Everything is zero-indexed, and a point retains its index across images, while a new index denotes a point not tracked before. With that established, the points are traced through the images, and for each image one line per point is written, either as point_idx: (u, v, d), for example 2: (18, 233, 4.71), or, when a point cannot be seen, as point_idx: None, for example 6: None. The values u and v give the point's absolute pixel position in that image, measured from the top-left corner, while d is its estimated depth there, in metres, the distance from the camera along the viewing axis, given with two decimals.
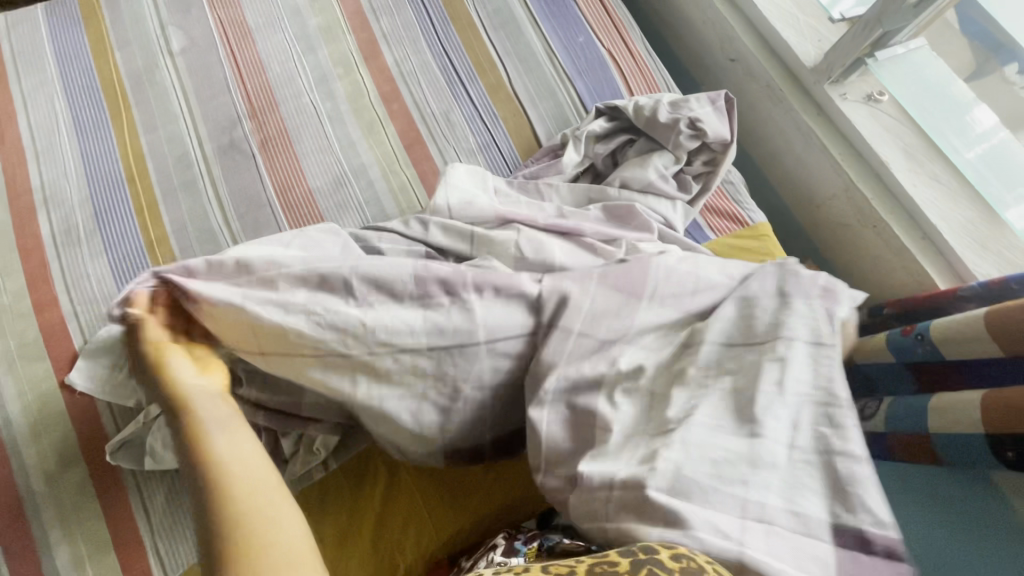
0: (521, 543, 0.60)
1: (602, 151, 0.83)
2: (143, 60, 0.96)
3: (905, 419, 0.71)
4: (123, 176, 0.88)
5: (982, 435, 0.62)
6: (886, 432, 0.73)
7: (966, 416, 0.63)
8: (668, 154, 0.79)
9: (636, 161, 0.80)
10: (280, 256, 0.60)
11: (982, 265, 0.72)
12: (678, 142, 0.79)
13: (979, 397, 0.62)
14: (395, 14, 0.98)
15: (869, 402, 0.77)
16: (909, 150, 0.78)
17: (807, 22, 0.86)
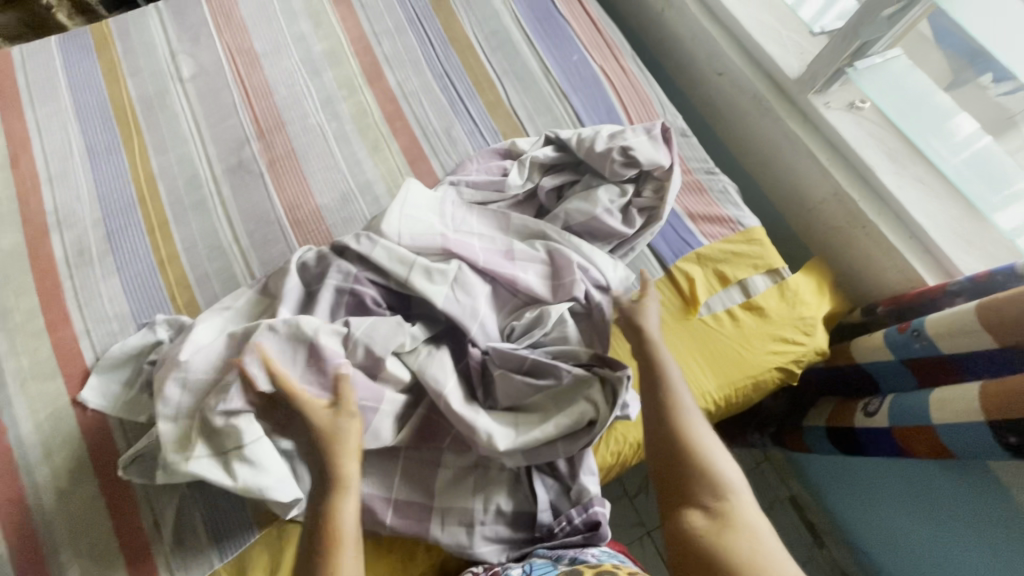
0: None
1: (547, 184, 0.84)
2: (154, 86, 0.99)
3: (908, 413, 0.72)
4: (134, 197, 0.91)
5: (982, 424, 0.63)
6: (890, 427, 0.75)
7: (964, 405, 0.65)
8: (613, 187, 0.82)
9: (582, 195, 0.82)
10: (208, 357, 0.68)
11: (968, 260, 0.75)
12: (614, 171, 0.81)
13: (976, 389, 0.64)
14: (397, 38, 1.03)
15: (874, 399, 0.81)
16: (892, 153, 0.82)
17: (788, 37, 0.91)
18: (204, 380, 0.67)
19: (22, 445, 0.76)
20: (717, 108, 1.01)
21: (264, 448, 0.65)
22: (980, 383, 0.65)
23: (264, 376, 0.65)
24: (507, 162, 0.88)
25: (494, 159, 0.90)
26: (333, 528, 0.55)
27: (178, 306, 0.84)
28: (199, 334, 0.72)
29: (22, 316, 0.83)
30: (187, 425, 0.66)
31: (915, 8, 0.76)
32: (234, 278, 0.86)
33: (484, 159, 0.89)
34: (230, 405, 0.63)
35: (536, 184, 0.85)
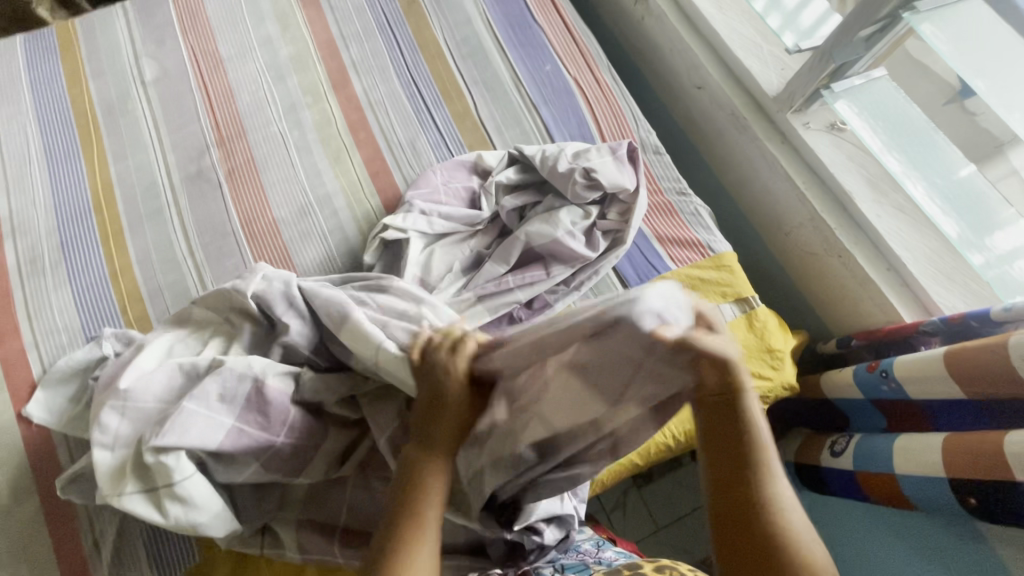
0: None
1: (508, 204, 0.81)
2: (116, 89, 0.97)
3: (872, 459, 0.69)
4: (91, 205, 0.89)
5: (944, 480, 0.59)
6: (855, 472, 0.72)
7: (925, 458, 0.61)
8: (576, 210, 0.78)
9: (543, 217, 0.78)
10: (160, 388, 0.64)
11: (946, 297, 0.70)
12: (576, 193, 0.77)
13: (940, 442, 0.60)
14: (365, 43, 0.99)
15: (841, 439, 0.77)
16: (873, 179, 0.78)
17: (769, 51, 0.86)
18: (149, 410, 0.63)
19: None
20: (696, 122, 0.96)
21: (197, 486, 0.59)
22: (943, 436, 0.61)
23: (205, 414, 0.60)
24: (472, 182, 0.85)
25: (459, 177, 0.86)
26: (411, 514, 0.52)
27: (128, 319, 0.83)
28: (146, 353, 0.67)
29: None
30: (124, 458, 0.61)
31: (897, 27, 0.69)
32: (186, 292, 0.84)
33: (451, 174, 0.85)
34: (159, 443, 0.57)
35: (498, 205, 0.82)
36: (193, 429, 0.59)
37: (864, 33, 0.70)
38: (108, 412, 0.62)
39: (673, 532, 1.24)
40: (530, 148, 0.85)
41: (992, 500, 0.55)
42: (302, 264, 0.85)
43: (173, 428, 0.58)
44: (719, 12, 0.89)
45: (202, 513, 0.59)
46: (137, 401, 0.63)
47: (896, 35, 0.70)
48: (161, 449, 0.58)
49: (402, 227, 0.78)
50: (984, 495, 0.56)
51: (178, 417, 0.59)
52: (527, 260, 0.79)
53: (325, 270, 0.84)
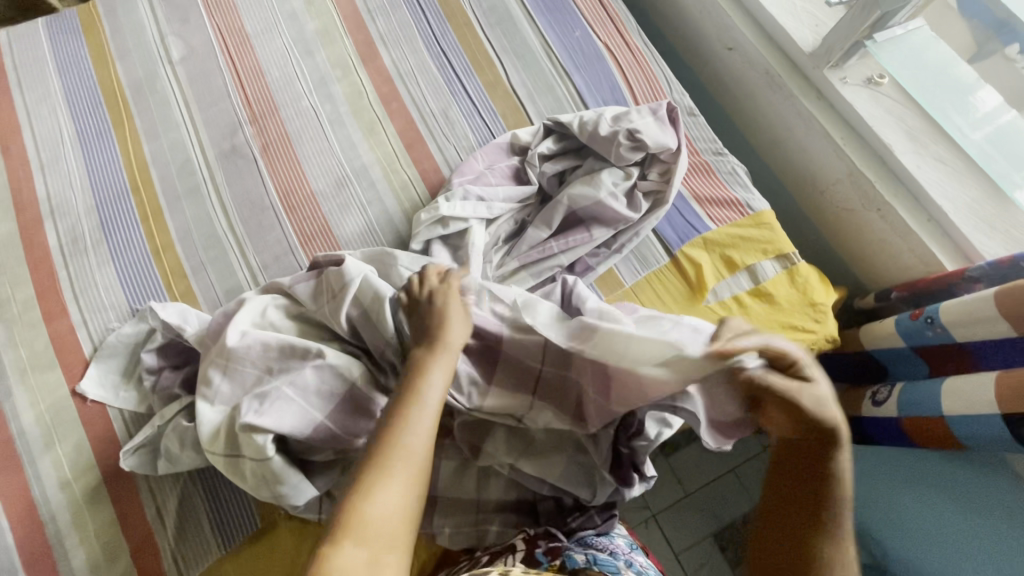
0: (542, 552, 0.66)
1: (548, 170, 0.82)
2: (143, 69, 0.97)
3: (919, 405, 0.70)
4: (128, 185, 0.89)
5: (998, 417, 0.61)
6: (900, 418, 0.73)
7: (977, 397, 0.63)
8: (617, 171, 0.79)
9: (586, 179, 0.79)
10: (262, 352, 0.67)
11: (989, 245, 0.71)
12: (619, 155, 0.77)
13: (992, 380, 0.62)
14: (392, 14, 0.99)
15: (883, 389, 0.78)
16: (912, 131, 0.78)
17: (803, 8, 0.86)
18: (250, 374, 0.66)
19: (24, 436, 0.76)
20: (726, 85, 0.96)
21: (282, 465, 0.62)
22: (994, 374, 0.62)
23: (300, 405, 0.63)
24: (512, 159, 0.85)
25: (499, 156, 0.86)
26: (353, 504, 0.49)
27: (173, 295, 0.83)
28: (245, 316, 0.70)
29: (18, 307, 0.82)
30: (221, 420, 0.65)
31: None
32: (229, 267, 0.85)
33: (490, 152, 0.86)
34: (256, 417, 0.61)
35: (538, 174, 0.82)
36: (288, 413, 0.62)
37: None
38: (213, 371, 0.66)
39: (702, 495, 1.26)
40: (566, 115, 0.85)
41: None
42: (343, 236, 0.85)
43: (276, 402, 0.63)
44: None
45: (284, 487, 0.62)
46: (237, 364, 0.66)
47: None
48: (254, 421, 0.61)
49: (462, 217, 0.77)
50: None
51: (275, 399, 0.63)
52: (569, 224, 0.80)
53: (366, 241, 0.85)
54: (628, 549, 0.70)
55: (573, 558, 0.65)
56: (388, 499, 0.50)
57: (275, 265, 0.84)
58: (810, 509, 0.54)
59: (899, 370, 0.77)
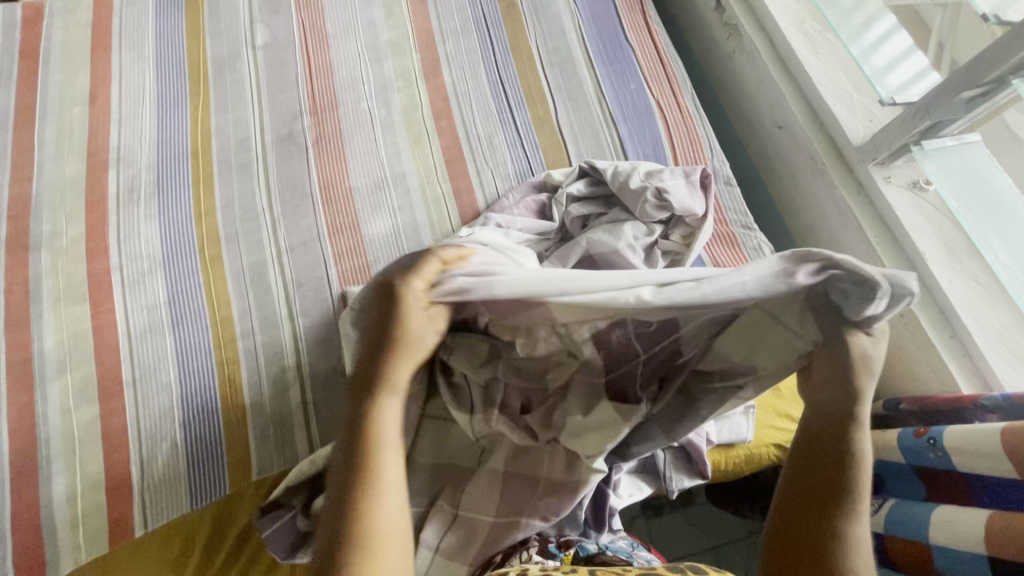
0: (557, 547, 0.67)
1: (574, 211, 0.83)
2: (228, 49, 1.05)
3: (905, 525, 0.67)
4: (188, 149, 0.96)
5: (982, 557, 0.58)
6: (883, 535, 0.69)
7: (964, 532, 0.60)
8: (640, 226, 0.79)
9: (609, 228, 0.79)
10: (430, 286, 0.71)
11: (1012, 376, 0.68)
12: (643, 211, 0.78)
13: (982, 517, 0.59)
14: (461, 38, 1.04)
15: (872, 500, 0.74)
16: (949, 245, 0.76)
17: (858, 101, 0.86)
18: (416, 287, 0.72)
19: (42, 358, 0.82)
20: (771, 161, 0.96)
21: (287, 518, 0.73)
22: (987, 512, 0.59)
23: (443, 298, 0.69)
24: (543, 196, 0.88)
25: (530, 193, 0.89)
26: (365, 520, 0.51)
27: (204, 258, 0.89)
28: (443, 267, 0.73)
29: (68, 240, 0.89)
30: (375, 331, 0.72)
31: (1001, 93, 0.67)
32: (260, 242, 0.90)
33: (521, 187, 0.89)
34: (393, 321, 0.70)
35: (563, 212, 0.84)
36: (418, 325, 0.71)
37: (966, 95, 0.69)
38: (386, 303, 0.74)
39: None
40: (602, 162, 0.86)
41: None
42: (370, 235, 0.89)
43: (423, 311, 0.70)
44: (814, 56, 0.89)
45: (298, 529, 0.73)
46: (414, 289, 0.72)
47: (996, 106, 0.69)
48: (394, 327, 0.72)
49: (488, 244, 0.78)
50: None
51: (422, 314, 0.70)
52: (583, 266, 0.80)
53: (388, 244, 0.89)
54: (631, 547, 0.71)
55: (586, 547, 0.67)
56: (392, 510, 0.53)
57: (302, 249, 0.89)
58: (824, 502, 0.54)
59: (893, 486, 0.72)
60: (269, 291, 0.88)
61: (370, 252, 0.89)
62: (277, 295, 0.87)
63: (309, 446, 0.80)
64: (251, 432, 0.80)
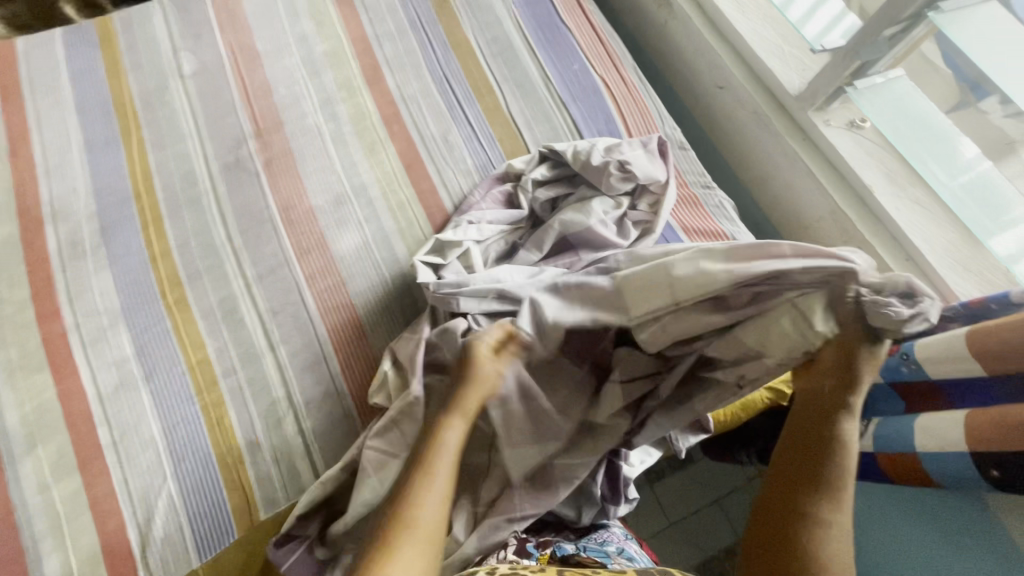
0: (534, 546, 0.69)
1: (541, 196, 0.84)
2: (154, 82, 1.00)
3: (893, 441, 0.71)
4: (130, 193, 0.91)
5: (966, 454, 0.62)
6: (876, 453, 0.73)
7: (947, 433, 0.64)
8: (608, 200, 0.80)
9: (578, 208, 0.81)
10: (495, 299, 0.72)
11: (963, 285, 0.74)
12: (609, 185, 0.80)
13: (963, 417, 0.63)
14: (398, 40, 1.03)
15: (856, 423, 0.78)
16: (891, 175, 0.81)
17: (789, 52, 0.90)
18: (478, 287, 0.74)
19: (6, 436, 0.76)
20: (717, 121, 1.00)
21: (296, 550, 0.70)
22: (965, 412, 0.63)
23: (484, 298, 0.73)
24: (507, 187, 0.88)
25: (494, 186, 0.89)
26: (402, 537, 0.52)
27: (167, 302, 0.85)
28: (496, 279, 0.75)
29: (12, 307, 0.83)
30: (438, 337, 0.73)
31: (917, 29, 0.73)
32: (225, 277, 0.87)
33: (485, 182, 0.90)
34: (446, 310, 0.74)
35: (530, 199, 0.85)
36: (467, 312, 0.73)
37: (888, 33, 0.74)
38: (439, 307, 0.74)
39: (684, 524, 1.27)
40: (560, 144, 0.87)
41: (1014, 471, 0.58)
42: (339, 252, 0.88)
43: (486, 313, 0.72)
44: (742, 15, 0.93)
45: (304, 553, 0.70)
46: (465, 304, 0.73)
47: (914, 40, 0.75)
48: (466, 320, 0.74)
49: (458, 241, 0.80)
50: (1007, 468, 0.59)
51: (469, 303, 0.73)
52: (560, 248, 0.81)
53: (361, 257, 0.87)
54: (624, 537, 0.73)
55: (562, 548, 0.68)
56: (432, 505, 0.55)
57: (271, 276, 0.87)
58: (806, 482, 0.58)
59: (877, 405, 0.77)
60: (243, 325, 0.84)
61: (343, 268, 0.87)
62: (252, 328, 0.84)
63: (313, 473, 0.78)
64: (252, 470, 0.77)
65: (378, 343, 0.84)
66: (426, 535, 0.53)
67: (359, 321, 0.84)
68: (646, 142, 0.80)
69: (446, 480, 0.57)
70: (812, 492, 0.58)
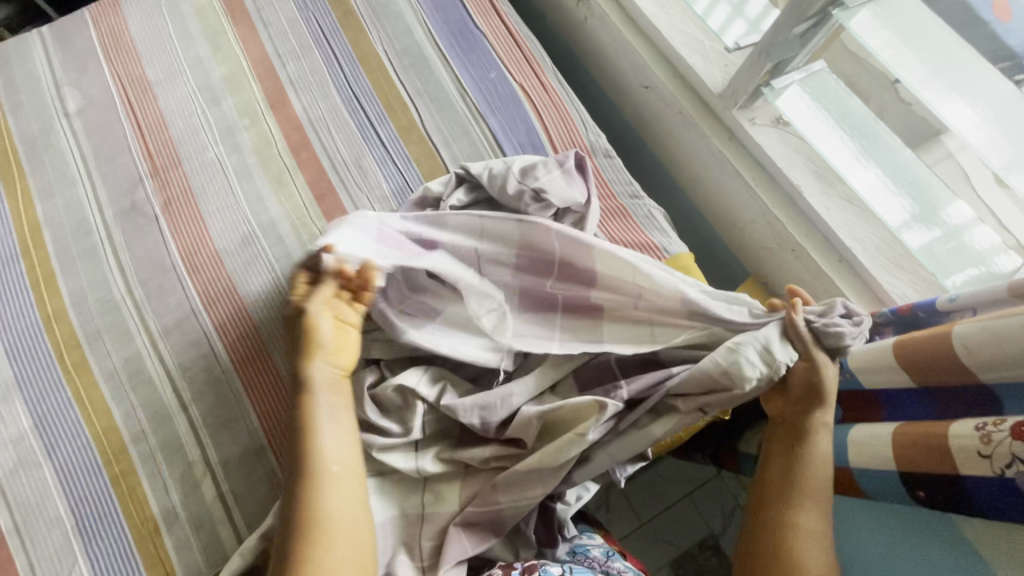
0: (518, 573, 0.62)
1: None
2: (37, 123, 0.91)
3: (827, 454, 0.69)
4: (18, 249, 0.84)
5: (896, 475, 0.60)
6: None
7: (878, 453, 0.62)
8: None
9: None
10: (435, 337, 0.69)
11: (897, 286, 0.71)
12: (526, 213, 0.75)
13: (890, 434, 0.61)
14: (302, 58, 0.96)
15: None
16: (821, 171, 0.78)
17: (711, 48, 0.85)
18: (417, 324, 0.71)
19: None
20: (646, 122, 0.95)
21: None
22: (897, 426, 0.61)
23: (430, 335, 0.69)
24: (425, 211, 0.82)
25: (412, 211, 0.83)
26: (315, 514, 0.56)
27: (66, 367, 0.79)
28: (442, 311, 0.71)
29: None
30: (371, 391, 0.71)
31: (826, 25, 0.69)
32: (128, 333, 0.81)
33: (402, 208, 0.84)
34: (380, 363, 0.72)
35: None
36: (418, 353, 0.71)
37: (797, 31, 0.70)
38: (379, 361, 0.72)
39: (655, 525, 1.24)
40: (477, 164, 0.82)
41: (940, 492, 0.56)
42: (250, 296, 0.82)
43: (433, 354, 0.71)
44: (659, 9, 0.88)
45: None
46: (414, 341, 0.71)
47: (827, 34, 0.71)
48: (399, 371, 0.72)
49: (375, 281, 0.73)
50: (930, 488, 0.57)
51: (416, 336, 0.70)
52: None
53: (272, 300, 0.82)
54: (605, 558, 0.69)
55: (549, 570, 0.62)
56: (344, 496, 0.58)
57: (178, 329, 0.81)
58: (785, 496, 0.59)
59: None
60: (151, 384, 0.79)
61: (256, 314, 0.81)
62: (161, 387, 0.79)
63: (235, 538, 0.73)
64: (169, 542, 0.72)
65: (297, 393, 0.78)
66: (336, 511, 0.57)
67: (275, 370, 0.79)
68: (560, 161, 0.74)
69: (338, 454, 0.60)
70: (804, 504, 0.59)
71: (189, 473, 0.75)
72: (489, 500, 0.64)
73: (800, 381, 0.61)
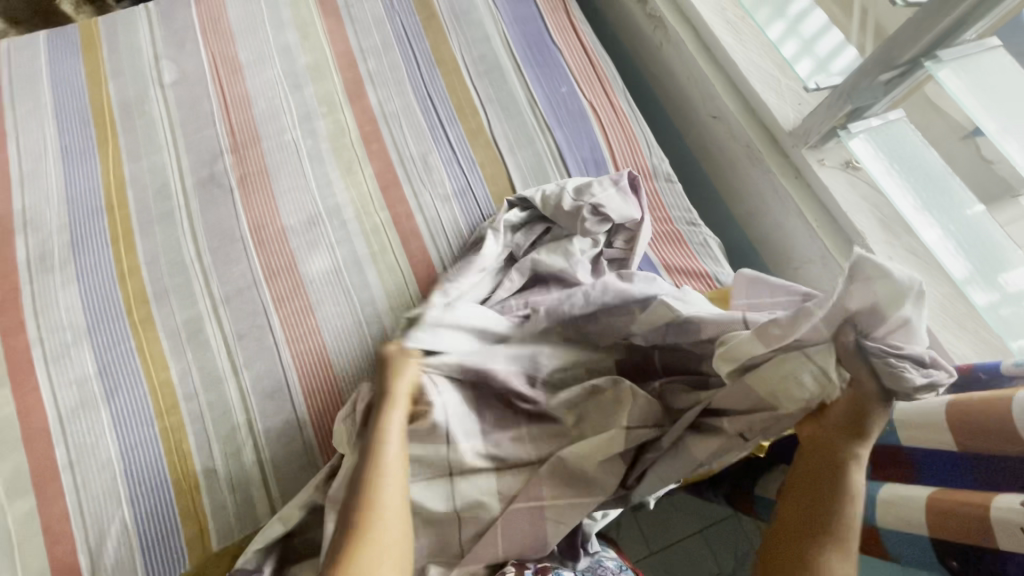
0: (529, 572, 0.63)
1: (520, 240, 0.80)
2: (135, 90, 0.98)
3: None
4: (102, 204, 0.90)
5: (927, 540, 0.58)
6: None
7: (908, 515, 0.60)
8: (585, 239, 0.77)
9: (554, 248, 0.77)
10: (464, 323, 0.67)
11: (957, 346, 0.69)
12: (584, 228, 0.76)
13: (923, 499, 0.59)
14: (382, 55, 1.00)
15: None
16: (885, 220, 0.77)
17: (787, 85, 0.85)
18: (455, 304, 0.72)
19: None
20: (710, 152, 0.96)
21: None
22: (928, 491, 0.59)
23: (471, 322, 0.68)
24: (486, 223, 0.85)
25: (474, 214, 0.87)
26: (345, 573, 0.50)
27: (133, 320, 0.83)
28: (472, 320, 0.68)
29: None
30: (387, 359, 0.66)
31: (918, 73, 0.70)
32: (192, 296, 0.85)
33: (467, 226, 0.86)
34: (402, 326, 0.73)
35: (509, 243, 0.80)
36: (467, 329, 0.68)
37: (883, 78, 0.70)
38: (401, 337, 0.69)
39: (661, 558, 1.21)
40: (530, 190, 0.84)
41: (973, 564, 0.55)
42: (309, 274, 0.86)
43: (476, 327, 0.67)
44: (738, 42, 0.89)
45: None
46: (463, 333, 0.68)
47: (914, 82, 0.72)
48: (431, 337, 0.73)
49: None
50: (966, 559, 0.56)
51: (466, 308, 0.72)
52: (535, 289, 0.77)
53: (330, 282, 0.85)
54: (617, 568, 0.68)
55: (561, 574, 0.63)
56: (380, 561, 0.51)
57: (238, 298, 0.85)
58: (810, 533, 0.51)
59: None
60: (207, 347, 0.83)
61: (313, 294, 0.85)
62: (216, 351, 0.82)
63: (269, 505, 0.75)
64: (206, 500, 0.75)
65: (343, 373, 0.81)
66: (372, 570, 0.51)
67: (324, 349, 0.82)
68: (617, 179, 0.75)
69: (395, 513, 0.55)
70: (828, 547, 0.50)
71: (236, 436, 0.78)
72: (533, 494, 0.60)
73: (840, 406, 0.53)
